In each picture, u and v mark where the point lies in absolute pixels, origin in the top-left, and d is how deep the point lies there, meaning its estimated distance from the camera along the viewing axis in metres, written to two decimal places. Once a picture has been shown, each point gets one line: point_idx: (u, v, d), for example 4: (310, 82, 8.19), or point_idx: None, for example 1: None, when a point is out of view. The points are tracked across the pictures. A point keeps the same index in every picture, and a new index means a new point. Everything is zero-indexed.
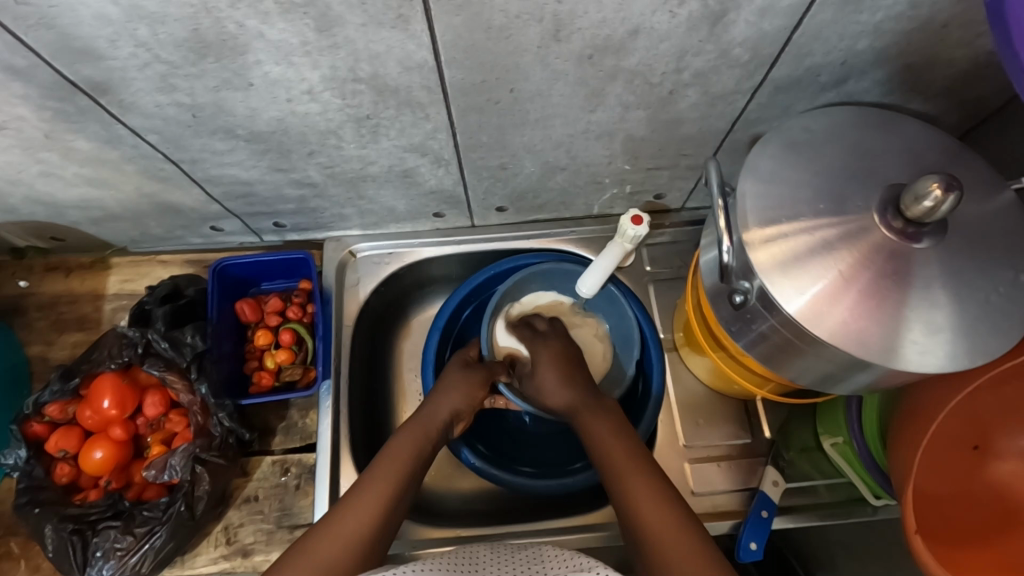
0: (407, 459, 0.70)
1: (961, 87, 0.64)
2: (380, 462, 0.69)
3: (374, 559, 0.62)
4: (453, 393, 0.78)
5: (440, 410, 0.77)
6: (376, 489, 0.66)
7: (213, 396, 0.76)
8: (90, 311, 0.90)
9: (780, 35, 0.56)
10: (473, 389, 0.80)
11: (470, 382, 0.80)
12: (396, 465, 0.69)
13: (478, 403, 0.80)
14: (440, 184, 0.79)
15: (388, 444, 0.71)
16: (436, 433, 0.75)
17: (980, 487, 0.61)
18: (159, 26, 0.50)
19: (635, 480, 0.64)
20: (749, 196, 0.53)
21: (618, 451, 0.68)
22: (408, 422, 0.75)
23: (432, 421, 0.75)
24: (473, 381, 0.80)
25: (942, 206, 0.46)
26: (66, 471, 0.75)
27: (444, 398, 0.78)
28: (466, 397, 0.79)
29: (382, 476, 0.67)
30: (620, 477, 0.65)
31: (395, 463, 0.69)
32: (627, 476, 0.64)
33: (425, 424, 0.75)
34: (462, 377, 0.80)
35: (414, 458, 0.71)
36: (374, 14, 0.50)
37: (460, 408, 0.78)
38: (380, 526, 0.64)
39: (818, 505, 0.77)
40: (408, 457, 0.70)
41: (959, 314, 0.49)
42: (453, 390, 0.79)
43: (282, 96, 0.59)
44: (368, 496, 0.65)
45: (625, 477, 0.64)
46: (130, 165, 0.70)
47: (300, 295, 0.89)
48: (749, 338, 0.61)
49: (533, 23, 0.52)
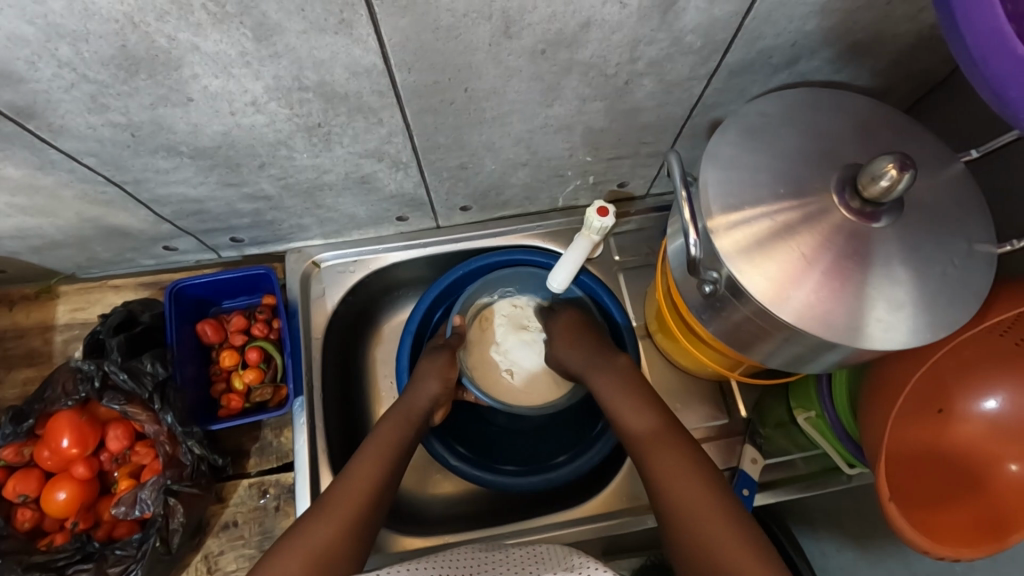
0: (393, 442, 0.71)
1: (905, 61, 0.65)
2: (367, 450, 0.70)
3: (369, 539, 0.63)
4: (429, 381, 0.79)
5: (419, 398, 0.77)
6: (363, 474, 0.67)
7: (180, 425, 0.73)
8: (39, 345, 0.86)
9: (732, 21, 0.56)
10: (445, 372, 0.80)
11: (440, 365, 0.80)
12: (382, 449, 0.70)
13: (452, 385, 0.81)
14: (400, 188, 0.77)
15: (372, 433, 0.72)
16: (418, 418, 0.76)
17: (945, 449, 0.64)
18: (82, 44, 0.46)
19: (667, 464, 0.65)
20: (712, 184, 0.53)
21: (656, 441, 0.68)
22: (387, 411, 0.76)
23: (411, 408, 0.77)
24: (443, 364, 0.81)
25: (898, 184, 0.47)
26: (27, 516, 0.72)
27: (421, 386, 0.78)
28: (441, 381, 0.79)
29: (367, 464, 0.68)
30: (656, 460, 0.66)
31: (380, 448, 0.70)
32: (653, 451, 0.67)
33: (405, 411, 0.76)
34: (433, 364, 0.81)
35: (398, 442, 0.72)
36: (314, 21, 0.47)
37: (438, 394, 0.79)
38: (368, 512, 0.64)
39: (795, 477, 0.78)
40: (394, 443, 0.71)
41: (921, 290, 0.50)
42: (428, 378, 0.79)
43: (225, 109, 0.56)
44: (354, 483, 0.66)
45: (660, 462, 0.66)
46: (67, 190, 0.66)
47: (264, 311, 0.85)
48: (719, 324, 0.61)
49: (482, 21, 0.50)
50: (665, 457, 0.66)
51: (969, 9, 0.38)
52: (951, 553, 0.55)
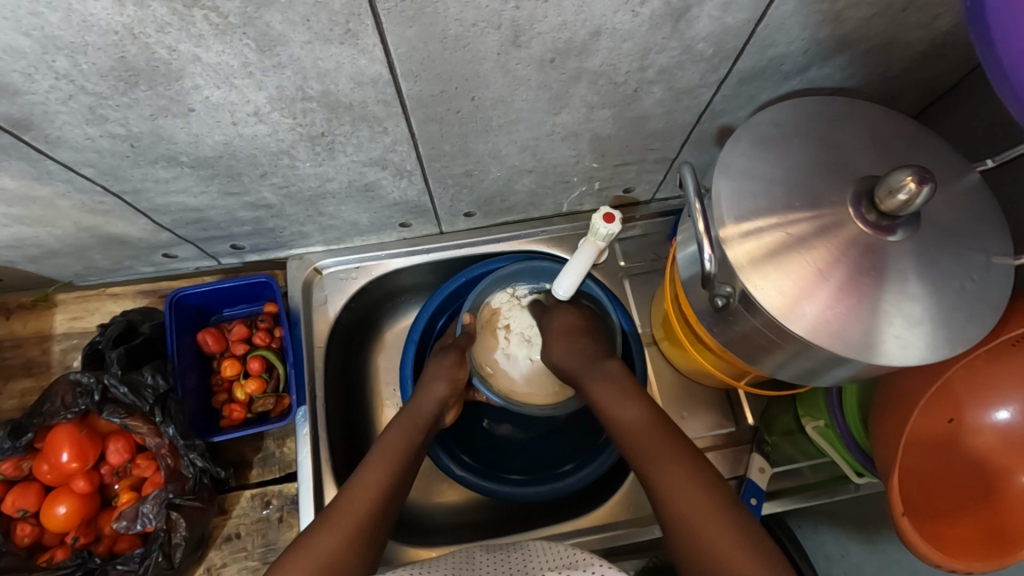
0: (403, 447, 0.71)
1: (918, 67, 0.64)
2: (375, 456, 0.69)
3: (376, 549, 0.62)
4: (437, 383, 0.78)
5: (427, 401, 0.77)
6: (370, 480, 0.66)
7: (181, 437, 0.72)
8: (37, 355, 0.84)
9: (744, 28, 0.54)
10: (454, 372, 0.80)
11: (448, 366, 0.80)
12: (390, 454, 0.69)
13: (461, 386, 0.81)
14: (404, 196, 0.76)
15: (381, 438, 0.71)
16: (428, 422, 0.75)
17: (957, 461, 0.63)
18: (80, 56, 0.45)
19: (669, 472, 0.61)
20: (725, 195, 0.52)
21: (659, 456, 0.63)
22: (397, 415, 0.75)
23: (420, 412, 0.75)
24: (451, 364, 0.80)
25: (916, 198, 0.46)
26: (27, 531, 0.71)
27: (429, 388, 0.78)
28: (449, 384, 0.79)
29: (373, 471, 0.67)
30: (661, 480, 0.61)
31: (386, 455, 0.69)
32: (655, 457, 0.63)
33: (413, 415, 0.75)
34: (440, 365, 0.80)
35: (406, 446, 0.71)
36: (319, 31, 0.46)
37: (446, 396, 0.78)
38: (376, 519, 0.63)
39: (803, 486, 0.78)
40: (403, 448, 0.70)
41: (937, 304, 0.49)
42: (435, 380, 0.79)
43: (226, 120, 0.55)
44: (361, 490, 0.65)
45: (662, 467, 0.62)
46: (64, 201, 0.65)
47: (266, 319, 0.84)
48: (729, 337, 0.60)
49: (491, 30, 0.49)
50: (661, 458, 0.63)
51: (1007, 24, 0.37)
52: (963, 566, 0.55)
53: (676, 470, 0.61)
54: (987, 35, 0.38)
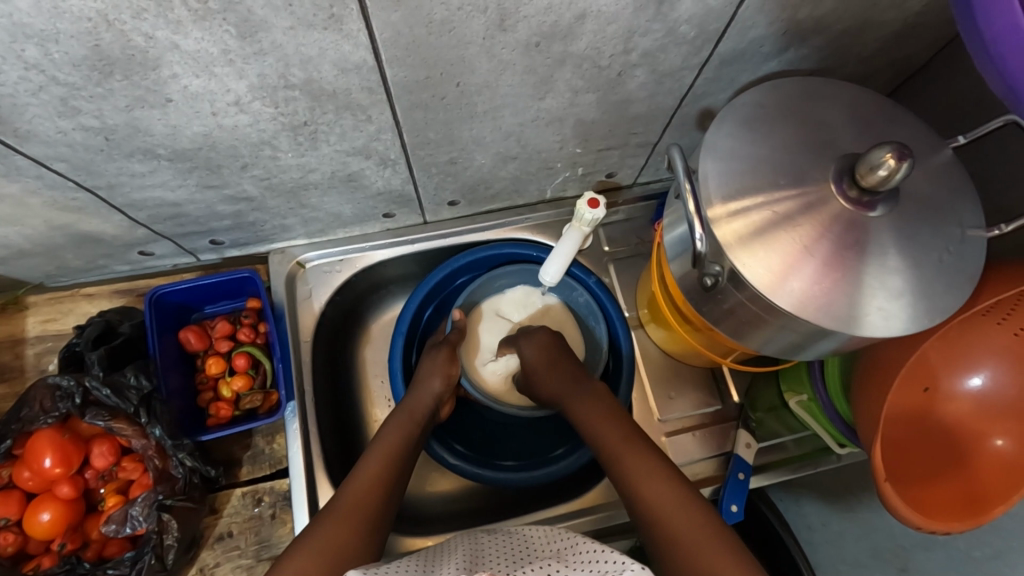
0: (403, 439, 0.71)
1: (890, 46, 0.66)
2: (375, 449, 0.69)
3: (379, 543, 0.62)
4: (433, 379, 0.78)
5: (424, 395, 0.76)
6: (372, 472, 0.66)
7: (169, 438, 0.70)
8: (10, 359, 0.81)
9: (726, 11, 0.55)
10: (447, 367, 0.80)
11: (442, 362, 0.80)
12: (388, 446, 0.69)
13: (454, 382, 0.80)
14: (388, 185, 0.75)
15: (380, 432, 0.71)
16: (426, 415, 0.75)
17: (932, 425, 0.66)
18: (52, 45, 0.43)
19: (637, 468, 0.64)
20: (712, 176, 0.53)
21: (643, 471, 0.63)
22: (394, 409, 0.75)
23: (418, 406, 0.75)
24: (443, 360, 0.80)
25: (897, 173, 0.47)
26: (10, 540, 0.68)
27: (424, 383, 0.77)
28: (444, 379, 0.79)
29: (372, 465, 0.67)
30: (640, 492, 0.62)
31: (385, 449, 0.69)
32: (626, 458, 0.65)
33: (410, 410, 0.75)
34: (434, 363, 0.80)
35: (406, 442, 0.71)
36: (302, 16, 0.45)
37: (442, 390, 0.78)
38: (377, 509, 0.63)
39: (787, 459, 0.80)
40: (403, 442, 0.71)
41: (916, 276, 0.51)
42: (431, 375, 0.78)
43: (206, 110, 0.54)
44: (362, 481, 0.65)
45: (623, 455, 0.66)
46: (35, 198, 0.62)
47: (250, 315, 0.83)
48: (717, 315, 0.62)
49: (477, 14, 0.49)
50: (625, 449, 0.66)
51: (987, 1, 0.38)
52: (943, 527, 0.57)
53: (644, 463, 0.64)
54: (970, 11, 0.39)
